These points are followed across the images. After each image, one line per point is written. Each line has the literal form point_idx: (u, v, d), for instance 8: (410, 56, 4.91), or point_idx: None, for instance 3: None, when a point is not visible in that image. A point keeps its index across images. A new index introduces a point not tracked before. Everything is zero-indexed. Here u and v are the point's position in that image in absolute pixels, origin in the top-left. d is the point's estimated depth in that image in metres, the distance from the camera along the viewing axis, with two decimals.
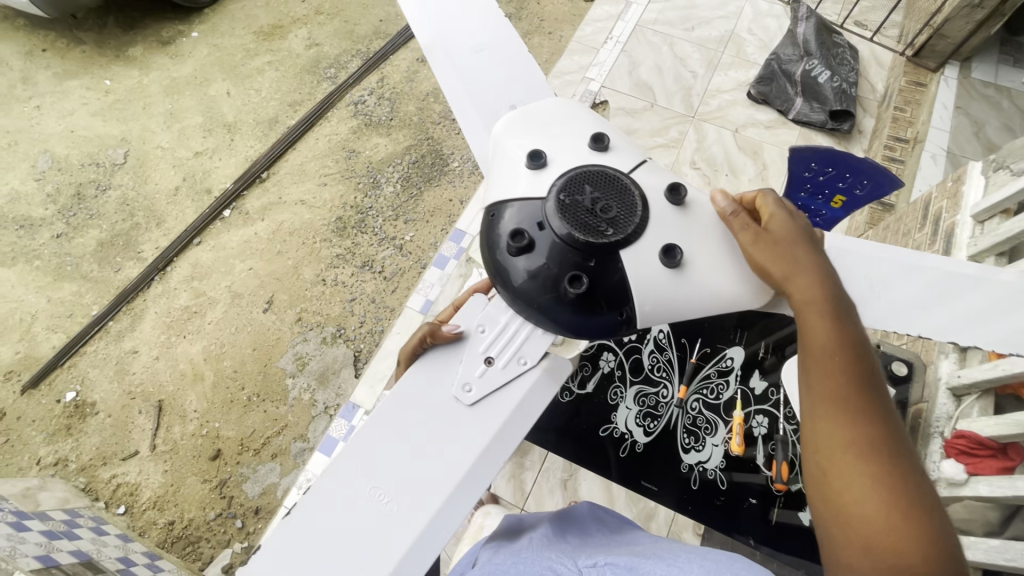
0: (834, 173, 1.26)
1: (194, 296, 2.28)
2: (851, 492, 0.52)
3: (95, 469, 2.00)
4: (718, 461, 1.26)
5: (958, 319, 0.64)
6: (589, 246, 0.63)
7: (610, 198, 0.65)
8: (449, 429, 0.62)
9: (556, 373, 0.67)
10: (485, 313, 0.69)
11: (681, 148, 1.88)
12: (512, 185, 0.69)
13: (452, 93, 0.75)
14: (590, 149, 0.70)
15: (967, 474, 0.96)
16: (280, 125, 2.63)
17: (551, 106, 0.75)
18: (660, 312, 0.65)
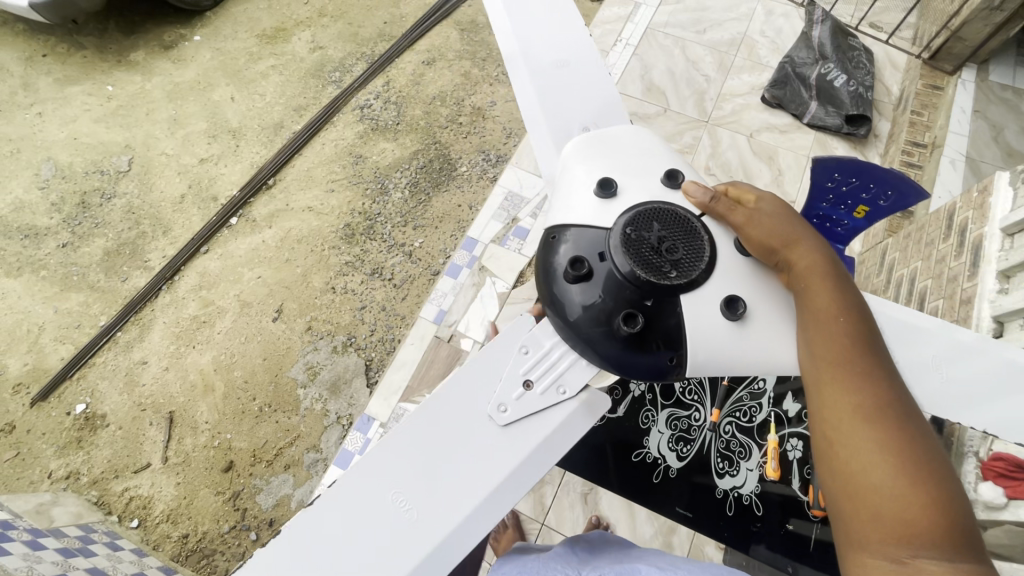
0: (858, 183, 1.24)
1: (202, 306, 2.27)
2: (857, 458, 0.51)
3: (107, 482, 1.99)
4: (754, 486, 1.17)
5: (916, 369, 0.67)
6: (650, 286, 0.63)
7: (677, 239, 0.65)
8: (476, 443, 0.59)
9: (593, 407, 0.64)
10: (529, 335, 0.67)
11: (695, 154, 1.86)
12: (578, 211, 0.69)
13: (528, 108, 0.76)
14: (662, 185, 0.69)
15: (1006, 497, 0.94)
16: (285, 131, 2.61)
17: (630, 137, 0.74)
18: (712, 362, 0.63)
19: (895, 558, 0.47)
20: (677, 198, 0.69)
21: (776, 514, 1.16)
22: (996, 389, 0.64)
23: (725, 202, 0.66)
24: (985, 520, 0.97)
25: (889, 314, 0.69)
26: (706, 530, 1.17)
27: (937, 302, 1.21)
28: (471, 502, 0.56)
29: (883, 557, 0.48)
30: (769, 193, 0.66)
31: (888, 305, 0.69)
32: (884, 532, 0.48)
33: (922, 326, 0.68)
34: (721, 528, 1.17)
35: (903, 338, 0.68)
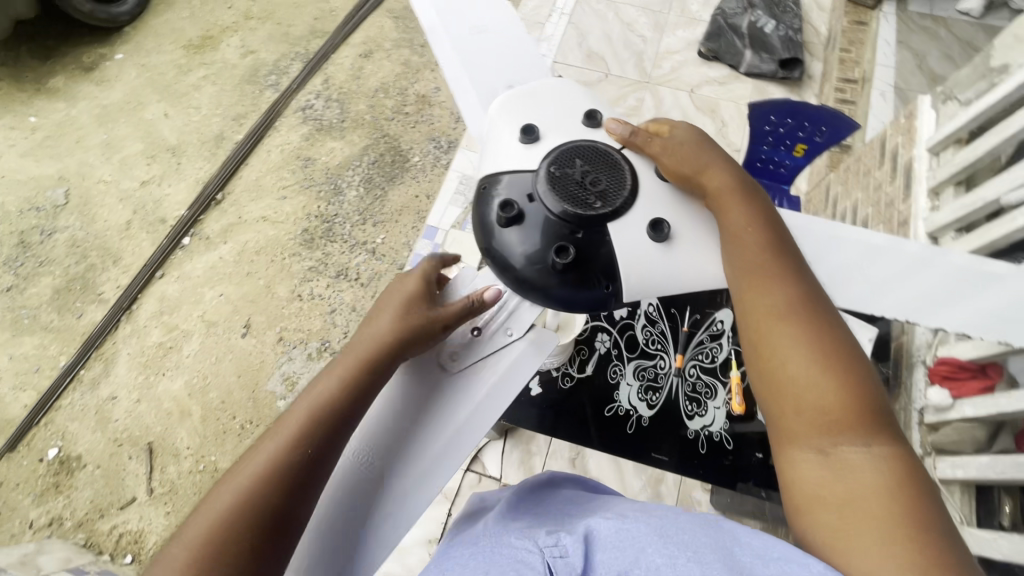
0: (794, 124, 1.28)
1: (166, 332, 2.21)
2: (786, 371, 0.58)
3: (93, 523, 1.94)
4: (723, 423, 1.22)
5: (877, 285, 0.71)
6: (578, 219, 0.65)
7: (601, 173, 0.67)
8: (428, 387, 0.69)
9: (540, 345, 0.73)
10: (478, 280, 0.76)
11: (640, 115, 1.88)
12: (508, 159, 0.71)
13: (452, 69, 0.75)
14: (583, 127, 0.72)
15: (952, 397, 0.98)
16: (227, 142, 2.52)
17: (553, 84, 0.75)
18: (647, 286, 0.66)
19: (821, 452, 0.55)
20: (600, 136, 0.71)
21: (746, 446, 1.20)
22: (947, 295, 0.69)
23: (643, 132, 0.69)
24: (936, 422, 1.01)
25: (847, 238, 0.73)
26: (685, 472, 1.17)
27: (879, 228, 1.27)
28: (433, 447, 0.64)
29: (811, 451, 0.56)
30: (685, 123, 0.70)
31: (855, 232, 0.73)
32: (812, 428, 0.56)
33: (876, 244, 0.72)
34: (698, 467, 1.18)
35: (863, 259, 0.72)
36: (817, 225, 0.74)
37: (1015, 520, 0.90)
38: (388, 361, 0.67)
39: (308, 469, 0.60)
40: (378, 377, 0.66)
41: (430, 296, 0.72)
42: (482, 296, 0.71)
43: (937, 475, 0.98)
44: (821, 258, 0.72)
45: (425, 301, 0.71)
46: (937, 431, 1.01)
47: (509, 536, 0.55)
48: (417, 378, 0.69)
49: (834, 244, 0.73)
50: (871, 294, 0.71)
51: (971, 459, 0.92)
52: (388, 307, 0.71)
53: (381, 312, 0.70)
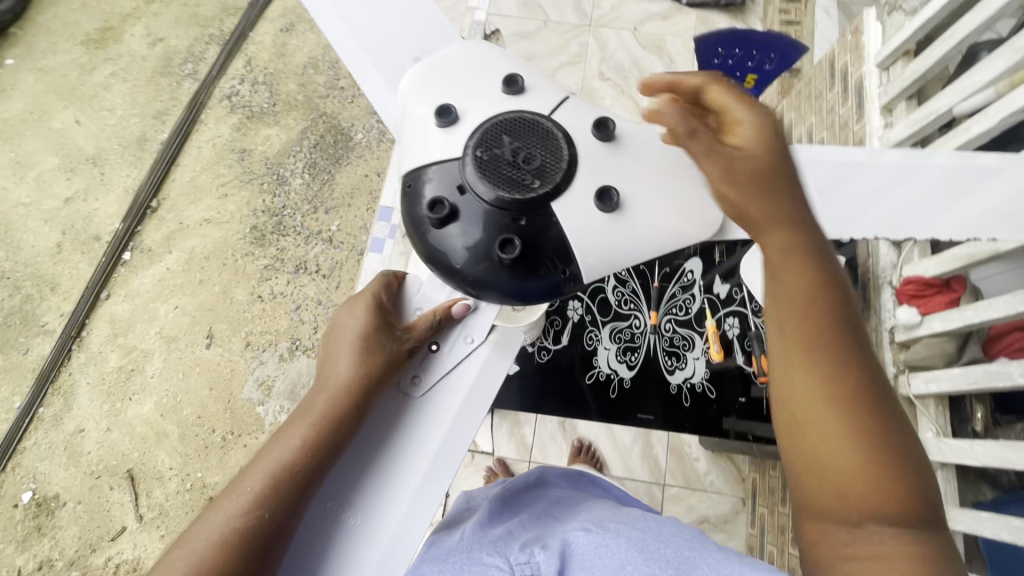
0: (742, 53, 1.23)
1: (124, 355, 2.09)
2: (822, 433, 0.52)
3: (86, 558, 1.89)
4: (703, 373, 1.22)
5: (856, 201, 0.69)
6: (517, 206, 0.60)
7: (533, 149, 0.61)
8: (394, 419, 0.60)
9: (507, 346, 0.67)
10: (422, 294, 0.69)
11: (585, 63, 1.80)
12: (430, 148, 0.64)
13: (354, 51, 0.68)
14: (503, 97, 0.64)
15: (921, 314, 0.98)
16: (151, 143, 2.33)
17: (461, 54, 0.67)
18: (605, 261, 0.63)
19: (849, 525, 0.50)
20: (525, 105, 0.64)
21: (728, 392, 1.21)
22: (931, 199, 0.68)
23: (706, 136, 0.58)
24: (907, 340, 1.01)
25: (824, 157, 0.70)
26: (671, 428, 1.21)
27: None
28: (413, 479, 0.57)
29: (838, 521, 0.51)
30: (760, 119, 0.58)
31: (828, 153, 0.70)
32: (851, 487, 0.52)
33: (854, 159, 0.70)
34: (683, 420, 1.20)
35: (840, 176, 0.70)
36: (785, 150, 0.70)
37: (986, 424, 0.93)
38: (351, 413, 0.58)
39: (261, 549, 0.51)
40: (345, 436, 0.57)
41: (387, 327, 0.63)
42: (449, 311, 0.65)
43: (912, 392, 0.99)
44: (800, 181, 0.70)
45: (383, 334, 0.62)
46: (909, 349, 1.01)
47: (481, 552, 0.64)
48: (380, 414, 0.60)
49: (810, 165, 0.70)
50: (844, 215, 0.69)
51: (943, 372, 0.92)
52: (343, 346, 0.61)
53: (335, 355, 0.61)
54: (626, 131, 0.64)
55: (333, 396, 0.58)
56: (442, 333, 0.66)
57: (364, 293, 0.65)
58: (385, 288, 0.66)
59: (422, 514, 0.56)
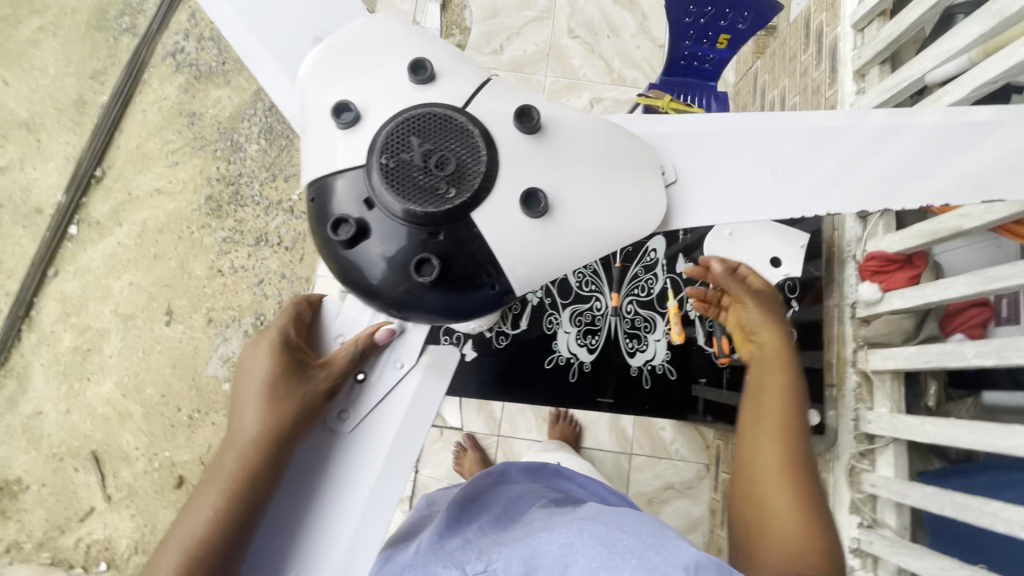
0: (715, 11, 1.15)
1: (78, 334, 2.00)
2: (772, 504, 0.61)
3: (55, 539, 1.87)
4: (664, 355, 1.16)
5: (837, 171, 0.56)
6: (430, 219, 0.45)
7: (446, 146, 0.45)
8: (321, 462, 0.53)
9: (440, 368, 0.56)
10: (343, 320, 0.60)
11: (554, 19, 1.69)
12: (326, 154, 0.48)
13: (230, 25, 0.50)
14: (410, 88, 0.47)
15: (882, 291, 0.97)
16: (90, 106, 2.15)
17: (360, 29, 0.50)
18: (538, 272, 0.49)
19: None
20: (438, 95, 0.47)
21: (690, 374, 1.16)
22: (924, 162, 0.55)
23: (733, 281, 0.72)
24: (868, 316, 1.00)
25: (799, 123, 0.56)
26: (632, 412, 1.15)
27: None
28: (346, 530, 0.50)
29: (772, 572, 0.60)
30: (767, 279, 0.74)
31: (796, 115, 0.56)
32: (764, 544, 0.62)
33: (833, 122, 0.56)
34: (644, 403, 1.15)
35: (819, 143, 0.56)
36: (747, 118, 0.56)
37: (938, 400, 0.94)
38: (265, 468, 0.51)
39: None
40: (262, 494, 0.50)
41: (300, 366, 0.55)
42: (371, 339, 0.56)
43: (870, 367, 0.99)
44: (771, 153, 0.55)
45: (295, 375, 0.54)
46: (869, 325, 1.01)
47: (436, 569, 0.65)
48: (305, 456, 0.53)
49: (785, 134, 0.55)
50: (818, 188, 0.56)
51: (900, 350, 0.92)
52: (249, 394, 0.53)
53: (242, 405, 0.53)
54: (553, 118, 0.49)
55: (241, 455, 0.50)
56: (364, 360, 0.56)
57: (269, 327, 0.56)
58: (296, 319, 0.58)
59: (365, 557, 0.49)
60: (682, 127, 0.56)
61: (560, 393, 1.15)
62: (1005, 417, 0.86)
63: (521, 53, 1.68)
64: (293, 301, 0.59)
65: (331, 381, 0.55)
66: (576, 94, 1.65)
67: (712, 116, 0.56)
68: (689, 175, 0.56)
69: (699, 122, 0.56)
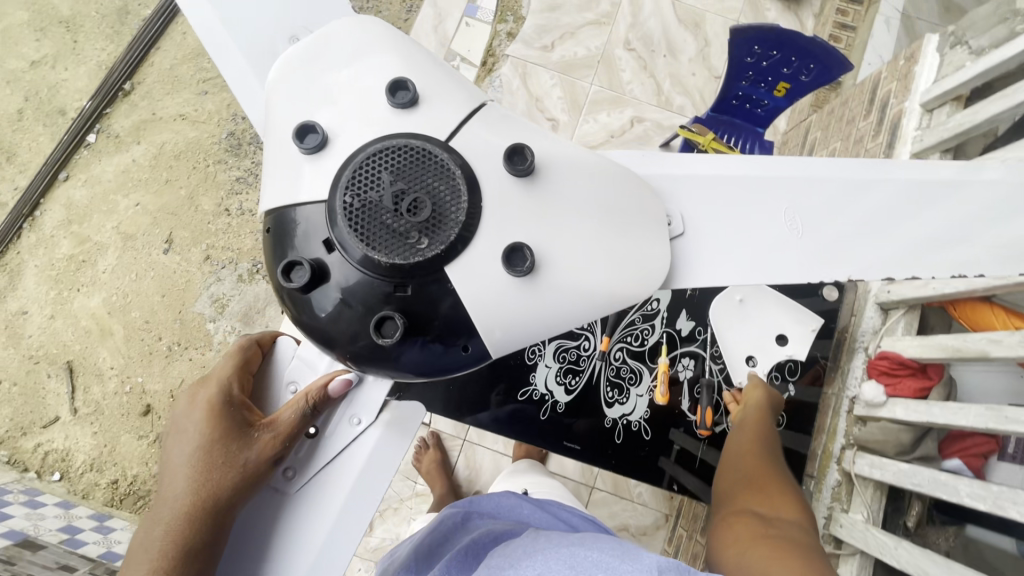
0: (779, 57, 1.08)
1: (77, 243, 1.99)
2: (760, 479, 0.68)
3: (15, 440, 1.88)
4: (643, 412, 1.11)
5: (923, 235, 0.52)
6: (397, 270, 0.41)
7: (422, 187, 0.40)
8: (270, 522, 0.50)
9: (401, 426, 0.52)
10: (297, 362, 0.54)
11: (613, 25, 1.62)
12: (286, 178, 0.43)
13: (199, 17, 0.46)
14: (389, 112, 0.42)
15: (886, 395, 0.93)
16: (132, 17, 2.11)
17: (336, 31, 0.45)
18: (532, 318, 0.44)
19: (763, 516, 0.62)
20: (419, 123, 0.43)
21: (666, 437, 1.10)
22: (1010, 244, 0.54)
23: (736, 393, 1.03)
24: (865, 415, 0.97)
25: (893, 174, 0.52)
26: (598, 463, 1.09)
27: None
28: None
29: (754, 515, 0.62)
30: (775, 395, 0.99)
31: (885, 166, 0.52)
32: (758, 504, 0.64)
33: (930, 180, 0.53)
34: (610, 456, 1.09)
35: (908, 201, 0.52)
36: (826, 165, 0.52)
37: (918, 522, 0.92)
38: (200, 539, 0.47)
39: None
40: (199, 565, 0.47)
41: (242, 427, 0.50)
42: (325, 391, 0.50)
43: (854, 470, 0.96)
44: (849, 208, 0.51)
45: (237, 439, 0.49)
46: (864, 425, 0.97)
47: None
48: (248, 516, 0.50)
49: (872, 184, 0.52)
50: (900, 252, 0.52)
51: (891, 464, 0.89)
52: (184, 457, 0.49)
53: (176, 469, 0.49)
54: (548, 156, 0.44)
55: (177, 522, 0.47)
56: (316, 421, 0.51)
57: (210, 380, 0.51)
58: (241, 369, 0.52)
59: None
60: (735, 173, 0.51)
61: (530, 428, 1.09)
62: (988, 551, 0.84)
63: (571, 55, 1.61)
64: (241, 345, 0.52)
65: (277, 448, 0.50)
66: (619, 109, 1.58)
67: (784, 159, 0.52)
68: (702, 255, 0.51)
69: (761, 167, 0.51)
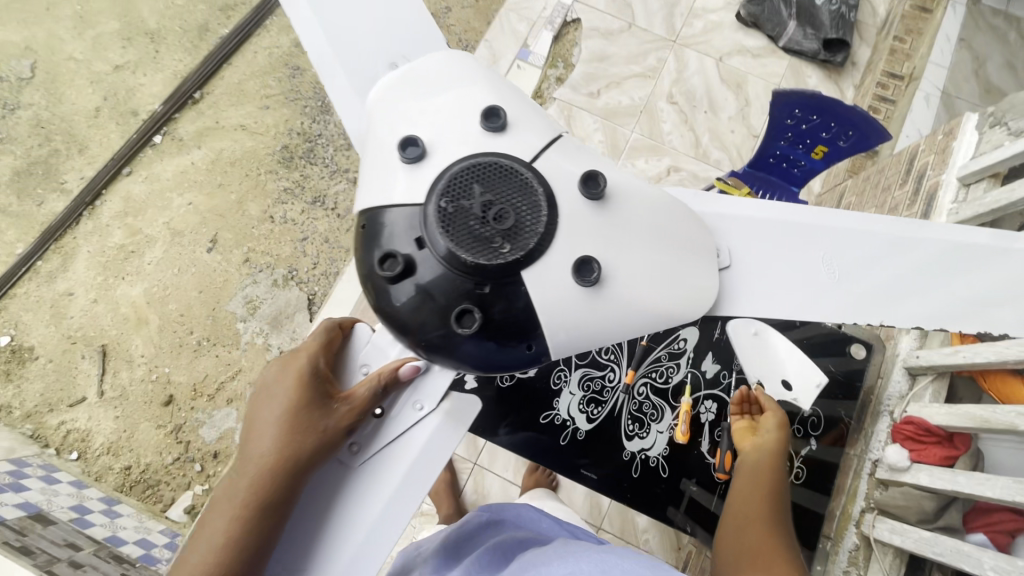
0: (819, 121, 1.12)
1: (129, 234, 2.10)
2: (759, 544, 0.66)
3: (41, 416, 1.92)
4: (662, 449, 1.11)
5: (961, 298, 0.55)
6: (478, 270, 0.44)
7: (508, 200, 0.45)
8: (333, 495, 0.51)
9: (459, 415, 0.55)
10: (371, 347, 0.57)
11: (658, 79, 1.70)
12: (382, 184, 0.48)
13: (315, 44, 0.52)
14: (482, 134, 0.47)
15: (910, 460, 0.92)
16: (211, 34, 2.29)
17: (436, 63, 0.51)
18: (590, 331, 0.47)
19: None
20: (506, 146, 0.47)
21: (682, 476, 1.10)
22: None
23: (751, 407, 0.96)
24: (887, 479, 0.96)
25: (934, 237, 0.55)
26: (612, 495, 1.09)
27: None
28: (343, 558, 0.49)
29: None
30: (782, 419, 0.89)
31: (926, 227, 0.55)
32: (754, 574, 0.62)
33: (971, 244, 0.55)
34: (625, 490, 1.09)
35: (949, 264, 0.55)
36: (870, 221, 0.55)
37: None
38: (274, 502, 0.48)
39: None
40: (270, 528, 0.48)
41: (323, 399, 0.52)
42: (396, 374, 0.54)
43: (873, 534, 0.95)
44: (891, 264, 0.54)
45: (318, 409, 0.52)
46: (886, 489, 0.96)
47: None
48: (312, 486, 0.51)
49: (914, 243, 0.54)
50: (937, 311, 0.54)
51: (913, 531, 0.88)
52: (268, 420, 0.51)
53: (259, 431, 0.51)
54: (618, 184, 0.48)
55: (254, 481, 0.48)
56: (387, 399, 0.55)
57: (298, 354, 0.53)
58: (325, 347, 0.55)
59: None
60: (784, 220, 0.54)
61: (549, 452, 1.10)
62: None
63: (614, 102, 1.68)
64: (327, 326, 0.55)
65: (354, 421, 0.52)
66: (657, 157, 1.64)
67: (831, 211, 0.55)
68: (748, 289, 0.54)
69: (810, 216, 0.54)
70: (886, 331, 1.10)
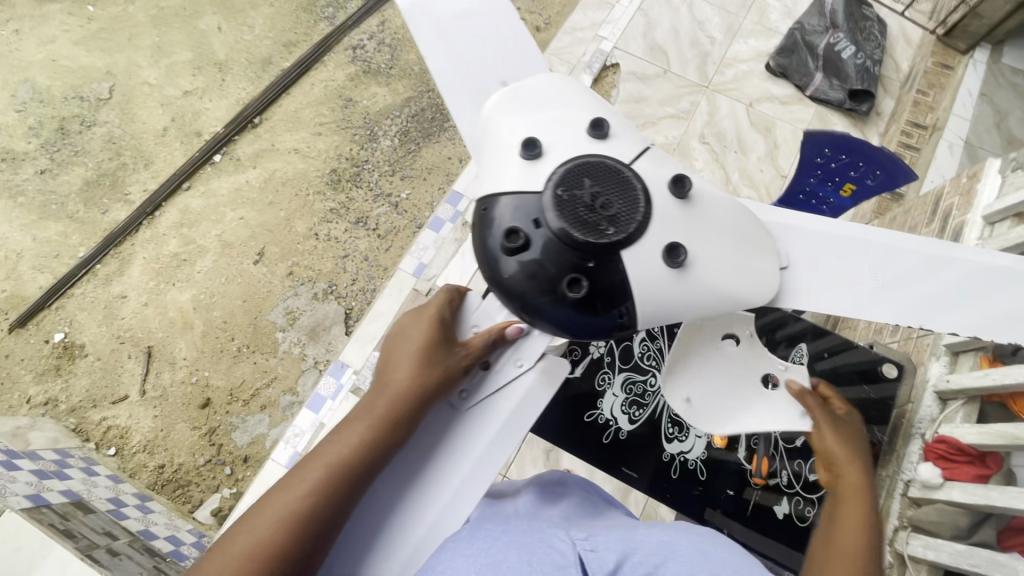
0: (847, 160, 1.20)
1: (183, 244, 2.24)
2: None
3: (85, 411, 2.00)
4: (700, 453, 1.14)
5: (992, 316, 0.59)
6: (586, 247, 0.51)
7: (612, 193, 0.53)
8: (446, 428, 0.61)
9: (552, 375, 0.63)
10: (480, 312, 0.65)
11: (691, 120, 1.81)
12: (501, 176, 0.56)
13: (440, 66, 0.62)
14: (588, 140, 0.56)
15: (943, 478, 0.94)
16: (273, 67, 2.49)
17: (545, 84, 0.61)
18: (670, 307, 0.55)
19: None
20: (607, 150, 0.56)
21: (720, 480, 1.13)
22: None
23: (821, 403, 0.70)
24: (920, 498, 0.98)
25: (967, 258, 0.60)
26: (653, 492, 1.12)
27: None
28: (452, 481, 0.58)
29: None
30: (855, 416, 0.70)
31: (960, 249, 0.61)
32: None
33: (1004, 268, 0.60)
34: (665, 489, 1.11)
35: (981, 284, 0.60)
36: (904, 240, 0.61)
37: None
38: (402, 418, 0.57)
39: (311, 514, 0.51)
40: (396, 438, 0.56)
41: (447, 345, 0.61)
42: (503, 333, 0.63)
43: (907, 551, 0.97)
44: (925, 280, 0.60)
45: (444, 351, 0.61)
46: (919, 507, 0.99)
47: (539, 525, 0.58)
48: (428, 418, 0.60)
49: (948, 262, 0.60)
50: (968, 324, 0.59)
51: (946, 545, 0.90)
52: (403, 352, 0.60)
53: (395, 359, 0.60)
54: (700, 186, 0.57)
55: (389, 399, 0.57)
56: (496, 354, 0.64)
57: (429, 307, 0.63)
58: (450, 304, 0.64)
59: (453, 519, 0.56)
60: (830, 232, 0.62)
61: (592, 450, 1.14)
62: None
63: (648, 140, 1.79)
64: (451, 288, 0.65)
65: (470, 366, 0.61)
66: None
67: (869, 228, 0.62)
68: (799, 292, 0.61)
69: (851, 232, 0.62)
70: (918, 356, 1.13)
